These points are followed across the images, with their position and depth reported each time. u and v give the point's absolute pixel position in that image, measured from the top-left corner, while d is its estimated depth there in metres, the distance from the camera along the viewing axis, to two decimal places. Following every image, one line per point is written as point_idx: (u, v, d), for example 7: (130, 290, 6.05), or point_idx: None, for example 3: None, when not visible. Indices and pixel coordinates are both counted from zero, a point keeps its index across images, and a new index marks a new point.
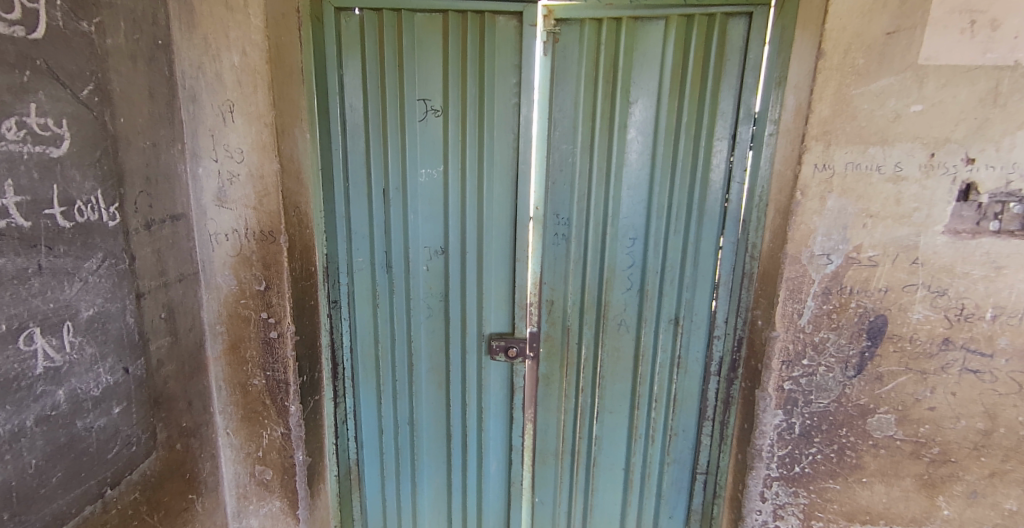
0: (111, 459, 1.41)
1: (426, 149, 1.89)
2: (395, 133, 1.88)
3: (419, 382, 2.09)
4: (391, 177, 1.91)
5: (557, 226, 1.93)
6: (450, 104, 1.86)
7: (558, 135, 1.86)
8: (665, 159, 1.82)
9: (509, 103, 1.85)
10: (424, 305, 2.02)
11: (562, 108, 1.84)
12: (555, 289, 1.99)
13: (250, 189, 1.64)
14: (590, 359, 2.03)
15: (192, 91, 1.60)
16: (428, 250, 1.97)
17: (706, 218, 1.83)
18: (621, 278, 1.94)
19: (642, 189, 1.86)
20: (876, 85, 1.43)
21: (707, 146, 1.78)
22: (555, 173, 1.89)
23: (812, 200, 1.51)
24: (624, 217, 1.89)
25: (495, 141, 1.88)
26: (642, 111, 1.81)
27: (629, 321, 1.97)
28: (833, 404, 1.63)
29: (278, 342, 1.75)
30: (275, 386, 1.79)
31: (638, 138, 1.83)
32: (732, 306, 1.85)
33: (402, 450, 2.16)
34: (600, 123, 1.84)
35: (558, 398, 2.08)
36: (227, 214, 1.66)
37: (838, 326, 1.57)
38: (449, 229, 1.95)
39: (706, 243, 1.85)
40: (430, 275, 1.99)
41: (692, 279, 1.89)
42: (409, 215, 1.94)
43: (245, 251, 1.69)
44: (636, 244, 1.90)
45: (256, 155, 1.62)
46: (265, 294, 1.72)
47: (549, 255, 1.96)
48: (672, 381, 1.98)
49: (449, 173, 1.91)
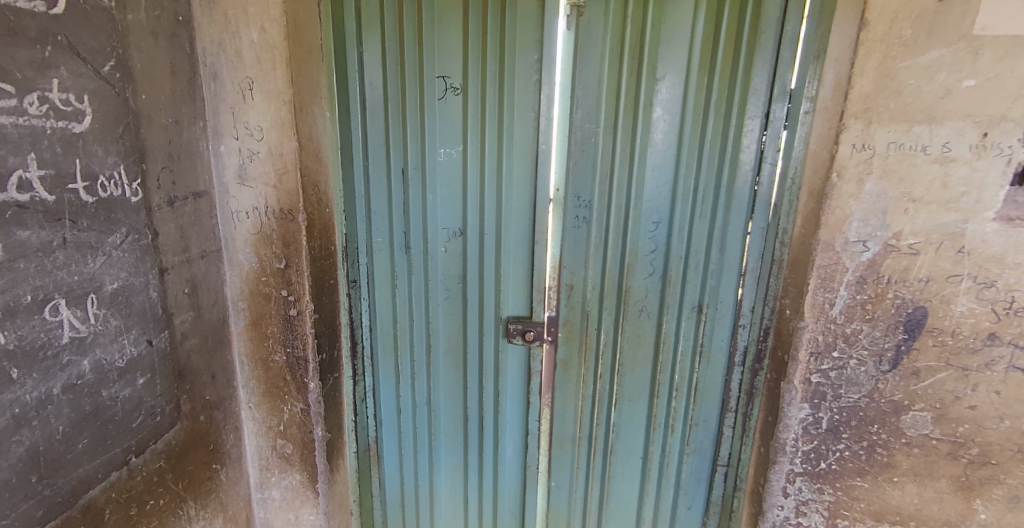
0: (135, 427, 1.45)
1: (445, 128, 1.87)
2: (414, 112, 1.86)
3: (437, 363, 2.10)
4: (410, 156, 1.89)
5: (578, 209, 1.88)
6: (470, 82, 1.82)
7: (580, 115, 1.81)
8: (692, 140, 1.75)
9: (529, 81, 1.80)
10: (442, 287, 2.01)
11: (585, 86, 1.78)
12: (575, 273, 1.94)
13: (270, 167, 1.66)
14: (609, 345, 1.99)
15: (213, 68, 1.62)
16: (447, 232, 1.95)
17: (734, 202, 1.75)
18: (642, 264, 1.88)
19: (667, 171, 1.79)
20: (924, 59, 1.32)
21: (737, 125, 1.70)
22: (577, 154, 1.83)
23: (849, 183, 1.42)
24: (647, 200, 1.83)
25: (515, 121, 1.84)
26: (669, 88, 1.73)
27: (650, 307, 1.92)
28: (864, 400, 1.55)
29: (297, 319, 1.77)
30: (295, 362, 1.82)
31: (664, 117, 1.76)
32: (760, 294, 1.77)
33: (419, 430, 2.18)
34: (624, 101, 1.77)
35: (575, 384, 2.05)
36: (248, 192, 1.68)
37: (872, 317, 1.48)
38: (468, 210, 1.92)
39: (733, 228, 1.77)
40: (449, 257, 1.98)
41: (717, 265, 1.82)
42: (428, 195, 1.92)
43: (266, 229, 1.71)
44: (659, 228, 1.84)
45: (275, 134, 1.63)
46: (285, 272, 1.73)
47: (569, 238, 1.91)
48: (694, 370, 1.92)
49: (468, 153, 1.88)
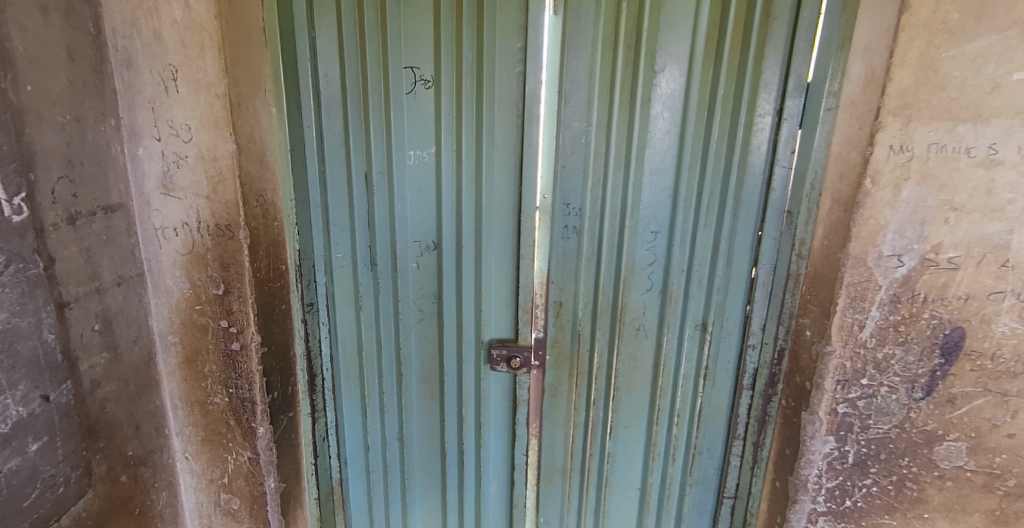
0: (28, 506, 1.18)
1: (415, 126, 1.62)
2: (377, 108, 1.60)
3: (409, 394, 1.85)
4: (374, 159, 1.64)
5: (567, 217, 1.66)
6: (443, 74, 1.58)
7: (569, 111, 1.58)
8: (695, 140, 1.55)
9: (511, 72, 1.57)
10: (413, 308, 1.76)
11: (575, 79, 1.56)
12: (564, 289, 1.72)
13: (201, 174, 1.36)
14: (603, 368, 1.79)
15: (127, 54, 1.32)
16: (418, 245, 1.71)
17: (742, 208, 1.57)
18: (640, 278, 1.69)
19: (668, 174, 1.60)
20: (971, 47, 1.15)
21: (746, 122, 1.51)
22: (566, 155, 1.61)
23: (884, 190, 1.24)
24: (644, 207, 1.63)
25: (496, 118, 1.60)
26: (670, 81, 1.53)
27: (650, 325, 1.72)
28: (895, 431, 1.38)
29: (240, 355, 1.49)
30: (239, 405, 1.53)
31: (664, 114, 1.55)
32: (775, 312, 1.57)
33: (391, 468, 1.92)
34: (619, 96, 1.56)
35: (566, 410, 1.84)
36: (175, 204, 1.38)
37: (905, 340, 1.32)
38: (442, 220, 1.68)
39: (741, 239, 1.59)
40: (421, 274, 1.73)
41: (724, 279, 1.63)
42: (396, 204, 1.67)
43: (199, 248, 1.41)
44: (658, 239, 1.65)
45: (207, 134, 1.33)
46: (224, 299, 1.45)
47: (558, 249, 1.69)
48: (697, 394, 1.74)
49: (442, 155, 1.63)
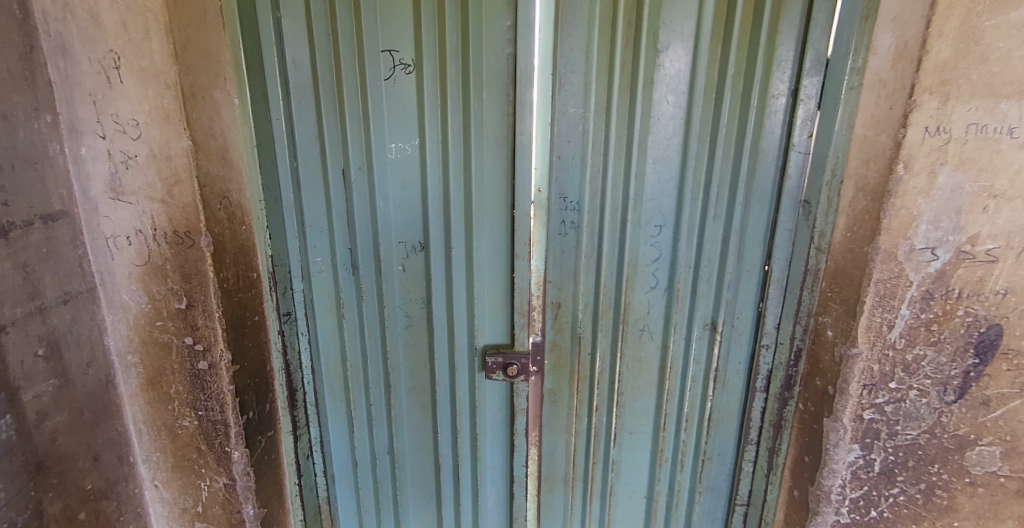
0: None
1: (396, 116, 1.47)
2: (352, 96, 1.45)
3: (398, 405, 1.72)
4: (351, 154, 1.49)
5: (564, 211, 1.53)
6: (424, 58, 1.43)
7: (564, 96, 1.45)
8: (703, 124, 1.43)
9: (500, 54, 1.43)
10: (400, 314, 1.63)
11: (571, 61, 1.42)
12: (562, 289, 1.61)
13: (154, 175, 1.21)
14: (605, 372, 1.68)
15: (61, 40, 1.13)
16: (403, 246, 1.57)
17: (753, 199, 1.45)
18: (644, 276, 1.58)
19: (673, 163, 1.47)
20: (1016, 15, 1.05)
21: (758, 103, 1.39)
22: (561, 144, 1.48)
23: (918, 176, 1.14)
24: (648, 199, 1.51)
25: (484, 104, 1.46)
26: (675, 61, 1.40)
27: (655, 324, 1.61)
28: (924, 436, 1.28)
29: (209, 374, 1.35)
30: (210, 428, 1.39)
31: (669, 98, 1.43)
32: (792, 311, 1.46)
33: (382, 484, 1.80)
34: (619, 79, 1.43)
35: (567, 417, 1.73)
36: (127, 210, 1.23)
37: (938, 340, 1.21)
38: (429, 219, 1.54)
39: (752, 232, 1.47)
40: (408, 277, 1.60)
41: (734, 276, 1.52)
42: (377, 202, 1.53)
43: (156, 258, 1.26)
44: (663, 233, 1.53)
45: (158, 129, 1.19)
46: (188, 314, 1.30)
47: (554, 247, 1.57)
48: (707, 398, 1.64)
49: (427, 147, 1.49)
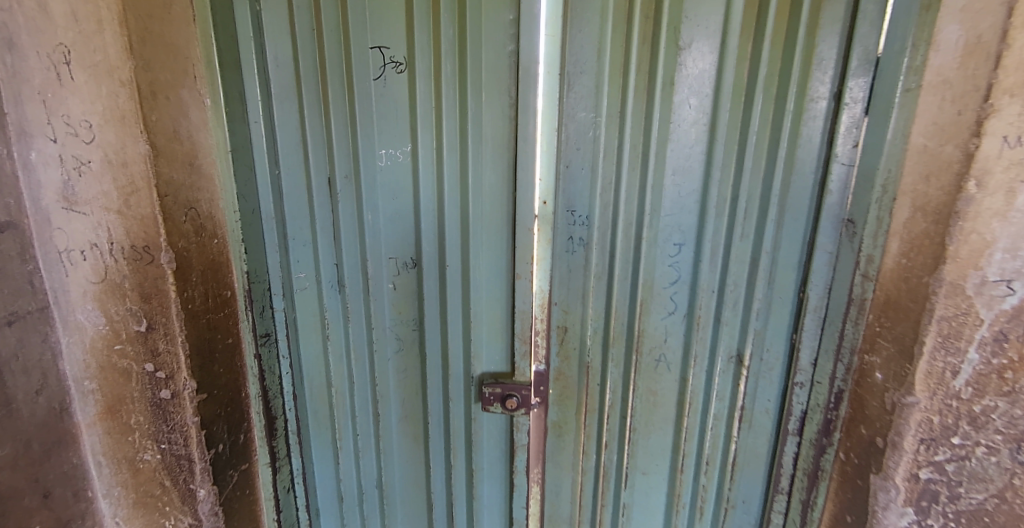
0: None
1: (386, 120, 1.33)
2: (338, 98, 1.32)
3: (387, 436, 1.57)
4: (337, 161, 1.35)
5: (572, 226, 1.38)
6: (418, 56, 1.29)
7: (572, 98, 1.30)
8: (730, 131, 1.26)
9: (502, 51, 1.28)
10: (390, 336, 1.49)
11: (581, 59, 1.28)
12: (569, 311, 1.45)
13: (109, 183, 1.08)
14: (616, 405, 1.51)
15: (8, 33, 1.02)
16: (394, 263, 1.43)
17: (788, 216, 1.27)
18: (660, 300, 1.41)
19: (695, 174, 1.31)
20: None
21: (794, 107, 1.21)
22: (569, 151, 1.33)
23: (992, 196, 0.97)
24: (666, 214, 1.35)
25: (483, 108, 1.31)
26: (699, 60, 1.24)
27: (672, 353, 1.44)
28: (991, 501, 1.08)
29: (172, 405, 1.22)
30: (173, 463, 1.26)
31: (691, 101, 1.27)
32: (831, 346, 1.27)
33: (370, 520, 1.65)
34: (635, 80, 1.27)
35: (573, 453, 1.56)
36: (81, 221, 1.11)
37: (1013, 390, 1.02)
38: (422, 233, 1.40)
39: (786, 253, 1.30)
40: (399, 296, 1.46)
41: (764, 303, 1.34)
42: (365, 214, 1.39)
43: (113, 276, 1.14)
44: (683, 252, 1.36)
45: (113, 132, 1.06)
46: (148, 338, 1.17)
47: (561, 266, 1.41)
48: (731, 439, 1.45)
49: (419, 154, 1.35)
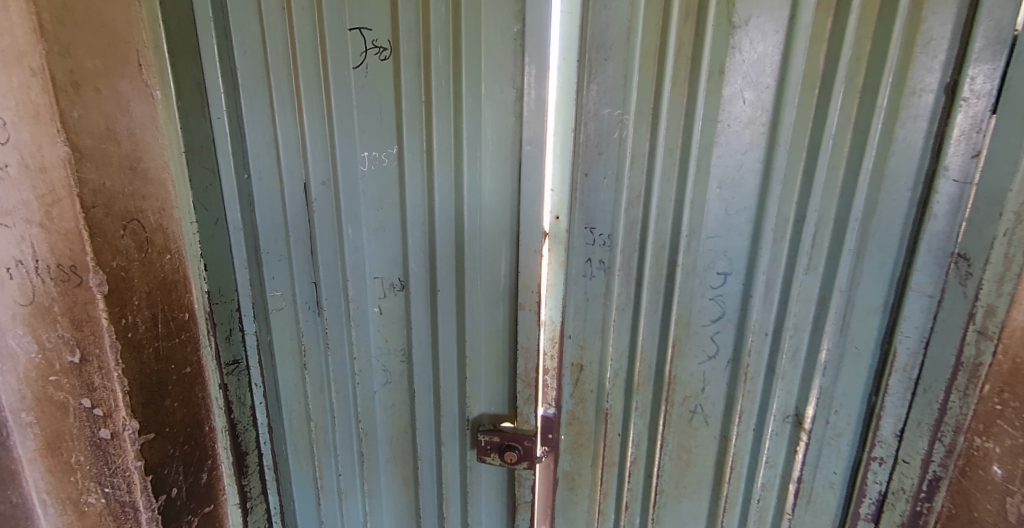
0: None
1: (367, 117, 1.12)
2: (312, 90, 1.11)
3: (374, 479, 1.36)
4: (312, 164, 1.15)
5: (591, 246, 1.13)
6: (404, 39, 1.06)
7: (593, 91, 1.05)
8: (797, 133, 0.98)
9: (506, 33, 1.04)
10: (376, 367, 1.28)
11: (604, 42, 1.02)
12: (585, 348, 1.20)
13: (29, 191, 0.91)
14: (640, 462, 1.25)
15: None
16: (379, 283, 1.22)
17: (872, 245, 0.98)
18: (698, 342, 1.14)
19: (749, 188, 1.03)
20: None
21: (889, 102, 0.92)
22: (589, 156, 1.08)
23: None
24: (709, 236, 1.07)
25: (483, 103, 1.08)
26: (758, 41, 0.96)
27: (711, 406, 1.17)
28: None
29: (112, 446, 1.05)
30: (119, 510, 1.10)
31: (745, 94, 0.99)
32: (928, 420, 0.99)
33: None
34: (673, 67, 1.01)
35: (587, 513, 1.32)
36: (4, 234, 0.94)
37: None
38: (412, 251, 1.19)
39: (867, 293, 1.00)
40: (386, 322, 1.25)
41: (835, 354, 1.05)
42: (346, 227, 1.18)
43: (42, 299, 0.97)
44: (729, 284, 1.09)
45: (28, 130, 0.89)
46: (83, 369, 1.01)
47: (576, 293, 1.17)
48: (783, 514, 1.17)
49: (406, 158, 1.13)
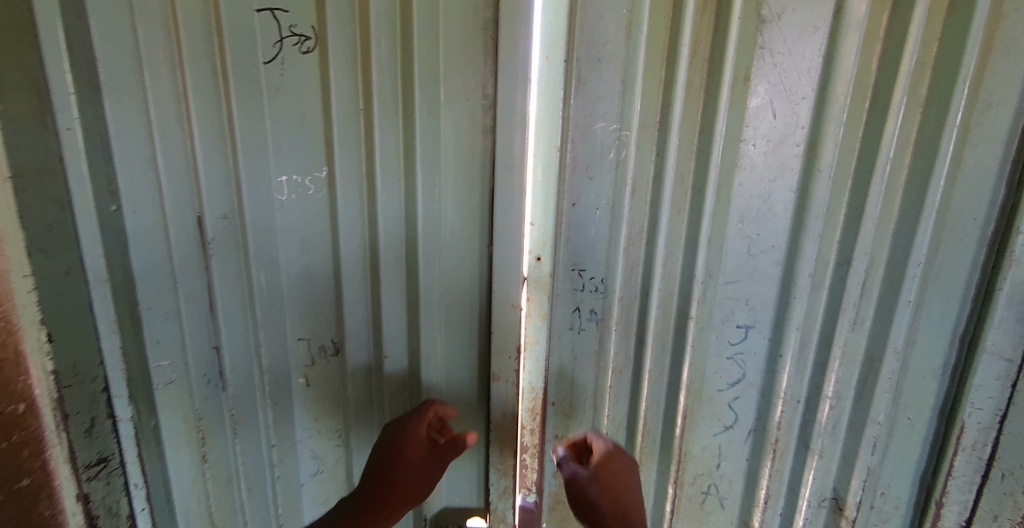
0: None
1: (284, 129, 0.83)
2: (204, 92, 0.81)
3: None
4: (208, 193, 0.84)
5: (580, 294, 0.89)
6: (333, 24, 0.78)
7: (584, 98, 0.81)
8: (843, 156, 0.78)
9: (473, 22, 0.79)
10: (304, 454, 0.99)
11: (599, 36, 0.79)
12: (573, 420, 0.96)
13: None
14: None
15: None
16: (306, 346, 0.93)
17: (932, 293, 0.79)
18: (713, 409, 0.92)
19: (780, 224, 0.82)
20: None
21: (961, 120, 0.73)
22: (579, 181, 0.84)
23: None
24: (728, 282, 0.86)
25: (442, 112, 0.82)
26: (795, 38, 0.75)
27: (728, 486, 0.95)
28: None
29: None
30: None
31: (778, 105, 0.78)
32: (1010, 516, 0.79)
33: None
34: (689, 70, 0.78)
35: None
36: None
37: None
38: (349, 306, 0.91)
39: (922, 351, 0.82)
40: (315, 396, 0.96)
41: (885, 427, 0.85)
42: (258, 274, 0.89)
43: None
44: (753, 339, 0.87)
45: None
46: None
47: (562, 352, 0.93)
48: None
49: (340, 184, 0.85)
